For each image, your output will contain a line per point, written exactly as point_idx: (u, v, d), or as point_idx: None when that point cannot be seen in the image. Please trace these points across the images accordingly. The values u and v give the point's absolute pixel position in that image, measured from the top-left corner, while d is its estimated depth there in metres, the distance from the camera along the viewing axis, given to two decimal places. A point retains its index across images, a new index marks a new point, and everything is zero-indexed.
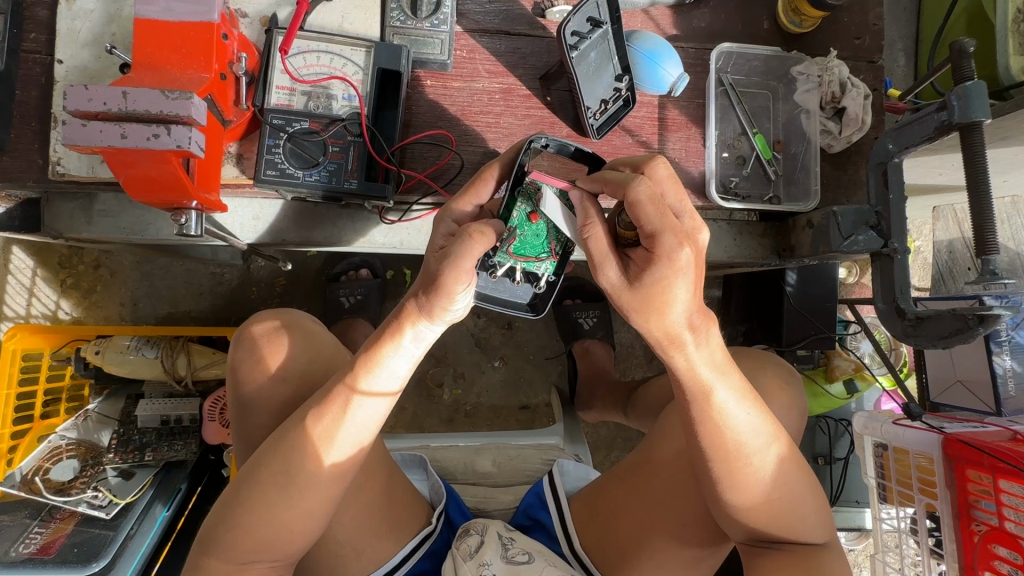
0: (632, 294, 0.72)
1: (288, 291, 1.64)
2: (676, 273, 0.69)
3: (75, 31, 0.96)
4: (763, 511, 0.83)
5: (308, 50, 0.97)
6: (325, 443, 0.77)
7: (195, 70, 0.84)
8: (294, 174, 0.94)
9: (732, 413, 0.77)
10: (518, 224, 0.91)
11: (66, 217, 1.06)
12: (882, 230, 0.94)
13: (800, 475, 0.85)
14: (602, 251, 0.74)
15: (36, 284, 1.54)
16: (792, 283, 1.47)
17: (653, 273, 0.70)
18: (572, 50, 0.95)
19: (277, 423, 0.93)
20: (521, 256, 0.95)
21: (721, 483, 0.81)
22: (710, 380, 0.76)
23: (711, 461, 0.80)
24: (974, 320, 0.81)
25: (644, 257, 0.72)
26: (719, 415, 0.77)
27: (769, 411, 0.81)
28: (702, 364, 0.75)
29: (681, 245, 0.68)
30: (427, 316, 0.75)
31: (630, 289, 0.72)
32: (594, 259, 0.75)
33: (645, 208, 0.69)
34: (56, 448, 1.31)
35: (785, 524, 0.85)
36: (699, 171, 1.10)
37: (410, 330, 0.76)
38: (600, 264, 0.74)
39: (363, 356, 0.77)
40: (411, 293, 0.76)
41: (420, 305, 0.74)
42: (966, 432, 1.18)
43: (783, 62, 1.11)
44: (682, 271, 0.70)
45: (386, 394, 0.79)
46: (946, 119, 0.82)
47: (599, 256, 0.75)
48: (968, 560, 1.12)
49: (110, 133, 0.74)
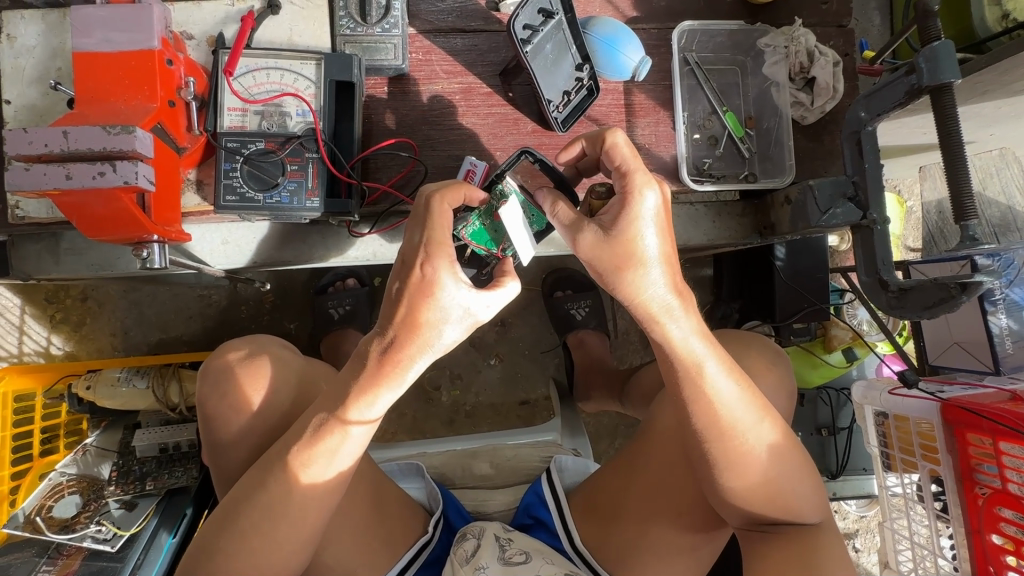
0: (613, 250, 0.71)
1: (277, 306, 1.63)
2: (642, 216, 0.71)
3: (19, 68, 0.94)
4: (761, 492, 0.81)
5: (257, 68, 0.95)
6: (318, 473, 0.79)
7: (140, 101, 0.82)
8: (254, 198, 0.92)
9: (723, 388, 0.76)
10: (478, 216, 0.87)
11: (33, 258, 1.06)
12: (860, 202, 0.91)
13: (795, 452, 0.83)
14: (571, 218, 0.75)
15: (25, 322, 1.54)
16: (781, 257, 1.44)
17: (631, 212, 0.71)
18: (525, 45, 0.93)
19: (252, 458, 0.94)
20: (474, 242, 0.90)
21: (716, 464, 0.79)
22: (699, 354, 0.75)
23: (705, 440, 0.78)
24: (957, 289, 0.78)
25: (618, 204, 0.72)
26: (711, 390, 0.76)
27: (756, 388, 0.80)
28: (689, 339, 0.74)
29: (651, 180, 0.71)
30: (421, 350, 0.75)
31: (612, 245, 0.71)
32: (567, 226, 0.75)
33: (620, 149, 0.74)
34: (56, 485, 1.31)
35: (784, 504, 0.82)
36: (670, 155, 1.08)
37: (408, 370, 0.76)
38: (575, 227, 0.74)
39: (351, 388, 0.77)
40: (405, 336, 0.73)
41: (419, 346, 0.74)
42: (963, 396, 1.16)
43: (749, 35, 1.08)
44: (651, 219, 0.71)
45: (377, 420, 0.79)
46: (915, 82, 0.79)
47: (572, 221, 0.75)
48: (974, 522, 1.11)
49: (54, 175, 0.73)
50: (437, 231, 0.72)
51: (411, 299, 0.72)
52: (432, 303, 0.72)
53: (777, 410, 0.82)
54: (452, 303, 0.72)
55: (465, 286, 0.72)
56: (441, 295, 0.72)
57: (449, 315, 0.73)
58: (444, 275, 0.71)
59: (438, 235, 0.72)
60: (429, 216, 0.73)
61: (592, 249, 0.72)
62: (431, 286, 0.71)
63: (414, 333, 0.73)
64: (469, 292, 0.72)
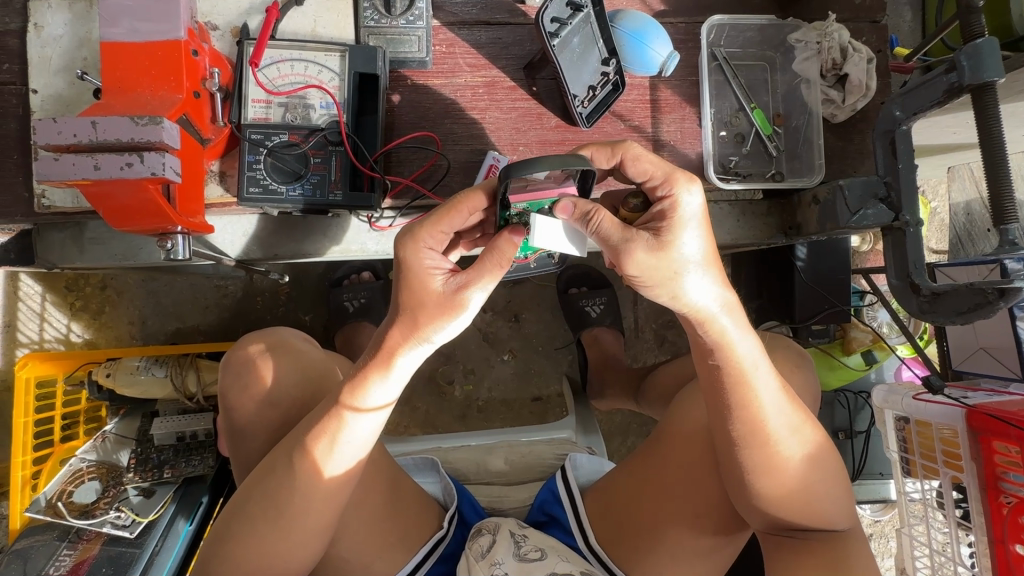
0: (663, 261, 0.66)
1: (293, 298, 1.63)
2: (686, 220, 0.67)
3: (46, 58, 0.95)
4: (795, 498, 0.79)
5: (282, 60, 0.95)
6: (325, 459, 0.77)
7: (166, 92, 0.82)
8: (276, 190, 0.93)
9: (765, 393, 0.75)
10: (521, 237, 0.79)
11: (58, 247, 1.07)
12: (892, 203, 0.90)
13: (830, 458, 0.81)
14: (618, 228, 0.66)
15: (47, 309, 1.55)
16: (803, 257, 1.42)
17: (675, 217, 0.67)
18: (553, 38, 0.93)
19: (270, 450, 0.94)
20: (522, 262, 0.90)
21: (752, 469, 0.78)
22: (744, 358, 0.73)
23: (744, 446, 0.77)
24: (994, 295, 0.76)
25: (659, 209, 0.69)
26: (754, 394, 0.75)
27: (794, 396, 0.79)
28: (740, 343, 0.73)
29: (696, 181, 0.67)
30: (413, 341, 0.73)
31: (663, 254, 0.66)
32: (617, 240, 0.66)
33: (644, 161, 0.70)
34: (77, 470, 1.31)
35: (818, 511, 0.81)
36: (696, 152, 1.07)
37: (403, 360, 0.75)
38: (625, 239, 0.66)
39: (354, 374, 0.76)
40: (391, 322, 0.74)
41: (406, 333, 0.72)
42: (990, 403, 1.13)
43: (779, 30, 1.07)
44: (695, 220, 0.68)
45: (382, 410, 0.78)
46: (957, 80, 0.77)
47: (621, 233, 0.66)
48: (997, 532, 1.07)
49: (82, 166, 0.73)
50: (425, 218, 0.71)
51: (402, 285, 0.72)
52: (422, 286, 0.71)
53: (815, 416, 0.81)
54: (432, 289, 0.71)
55: (445, 275, 0.72)
56: (418, 284, 0.71)
57: (435, 301, 0.71)
58: (421, 266, 0.71)
59: (418, 228, 0.71)
60: (436, 206, 0.72)
61: (650, 263, 0.66)
62: (411, 274, 0.71)
63: (409, 323, 0.72)
64: (449, 277, 0.71)
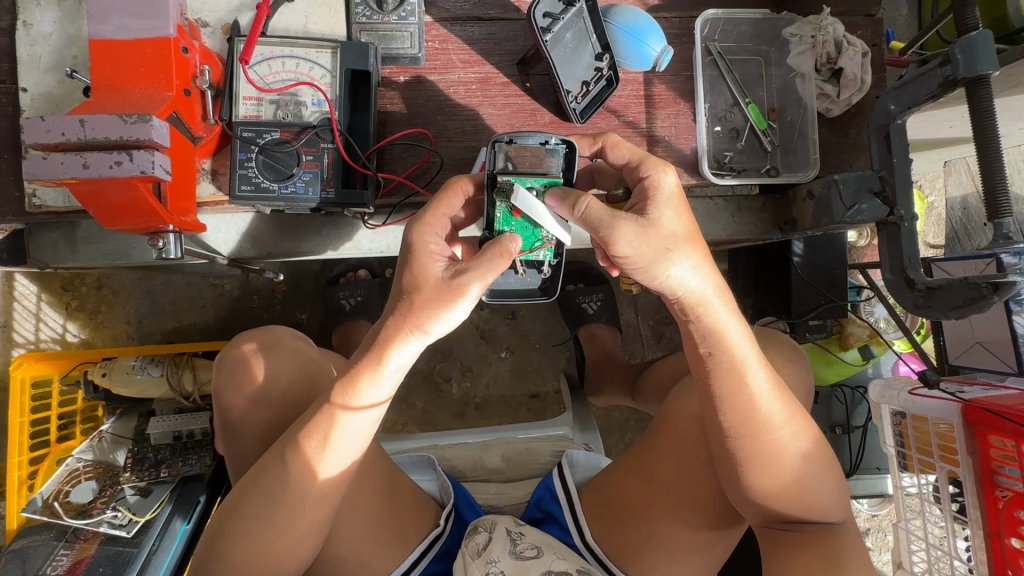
0: (652, 239, 0.68)
1: (289, 296, 1.62)
2: (664, 195, 0.71)
3: (35, 57, 0.94)
4: (791, 490, 0.78)
5: (273, 57, 0.94)
6: (316, 454, 0.77)
7: (156, 89, 0.82)
8: (269, 188, 0.92)
9: (758, 380, 0.75)
10: (502, 223, 0.84)
11: (50, 247, 1.06)
12: (886, 197, 0.89)
13: (824, 449, 0.81)
14: (605, 210, 0.68)
15: (42, 309, 1.55)
16: (798, 253, 1.42)
17: (659, 196, 0.71)
18: (545, 34, 0.92)
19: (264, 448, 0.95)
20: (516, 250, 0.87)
21: (748, 461, 0.77)
22: (737, 345, 0.74)
23: (739, 438, 0.76)
24: (988, 289, 0.76)
25: (641, 190, 0.72)
26: (748, 384, 0.74)
27: (785, 385, 0.79)
28: (730, 328, 0.74)
29: (669, 165, 0.72)
30: (404, 334, 0.72)
31: (652, 232, 0.68)
32: (605, 219, 0.67)
33: (621, 148, 0.78)
34: (73, 470, 1.31)
35: (813, 505, 0.80)
36: (690, 148, 1.07)
37: (394, 356, 0.73)
38: (611, 218, 0.67)
39: (344, 373, 0.76)
40: (387, 315, 0.74)
41: (400, 321, 0.72)
42: (987, 397, 1.13)
43: (773, 24, 1.07)
44: (673, 198, 0.71)
45: (373, 408, 0.77)
46: (950, 74, 0.76)
47: (608, 215, 0.68)
48: (993, 526, 1.08)
49: (71, 164, 0.72)
50: (427, 203, 0.76)
51: (404, 266, 0.74)
52: (423, 269, 0.73)
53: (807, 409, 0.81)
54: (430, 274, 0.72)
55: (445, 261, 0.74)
56: (416, 264, 0.73)
57: (432, 288, 0.71)
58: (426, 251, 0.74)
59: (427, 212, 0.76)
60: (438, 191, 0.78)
61: (637, 241, 0.67)
62: (412, 254, 0.74)
63: (406, 315, 0.71)
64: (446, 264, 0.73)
